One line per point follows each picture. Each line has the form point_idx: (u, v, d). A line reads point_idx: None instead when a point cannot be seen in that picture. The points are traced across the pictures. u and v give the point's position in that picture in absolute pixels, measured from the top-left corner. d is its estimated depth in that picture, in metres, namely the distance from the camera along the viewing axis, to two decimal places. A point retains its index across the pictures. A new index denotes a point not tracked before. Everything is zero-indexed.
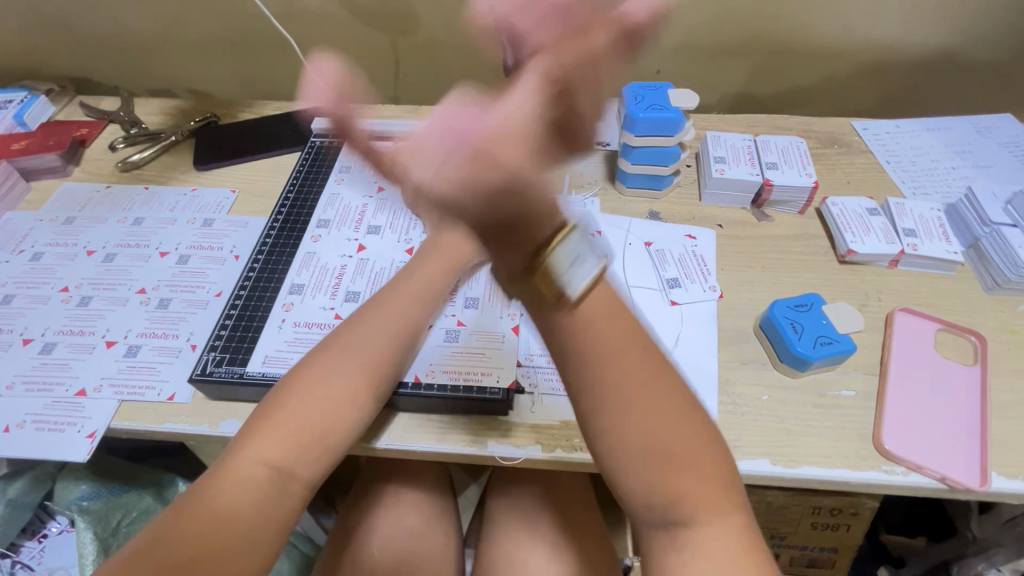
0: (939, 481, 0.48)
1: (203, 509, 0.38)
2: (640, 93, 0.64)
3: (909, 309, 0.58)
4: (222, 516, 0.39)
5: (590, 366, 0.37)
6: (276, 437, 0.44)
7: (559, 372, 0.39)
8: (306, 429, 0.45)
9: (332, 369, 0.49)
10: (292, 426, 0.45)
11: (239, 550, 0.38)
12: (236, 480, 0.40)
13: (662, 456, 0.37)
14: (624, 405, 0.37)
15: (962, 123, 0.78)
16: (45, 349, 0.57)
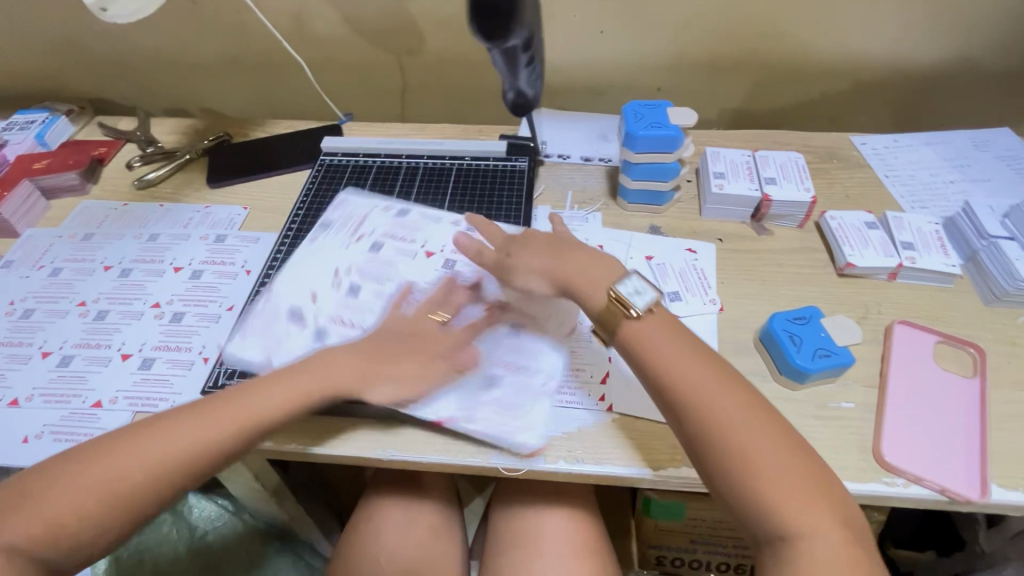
0: (939, 492, 0.48)
1: (66, 490, 0.42)
2: (640, 111, 0.66)
3: (906, 322, 0.59)
4: (82, 500, 0.42)
5: (712, 417, 0.44)
6: (185, 431, 0.46)
7: (681, 425, 0.46)
8: (195, 441, 0.45)
9: (256, 390, 0.48)
10: (190, 430, 0.46)
11: (78, 538, 0.42)
12: (101, 470, 0.43)
13: (769, 485, 0.42)
14: (742, 446, 0.43)
15: (960, 137, 0.79)
16: (62, 362, 0.59)
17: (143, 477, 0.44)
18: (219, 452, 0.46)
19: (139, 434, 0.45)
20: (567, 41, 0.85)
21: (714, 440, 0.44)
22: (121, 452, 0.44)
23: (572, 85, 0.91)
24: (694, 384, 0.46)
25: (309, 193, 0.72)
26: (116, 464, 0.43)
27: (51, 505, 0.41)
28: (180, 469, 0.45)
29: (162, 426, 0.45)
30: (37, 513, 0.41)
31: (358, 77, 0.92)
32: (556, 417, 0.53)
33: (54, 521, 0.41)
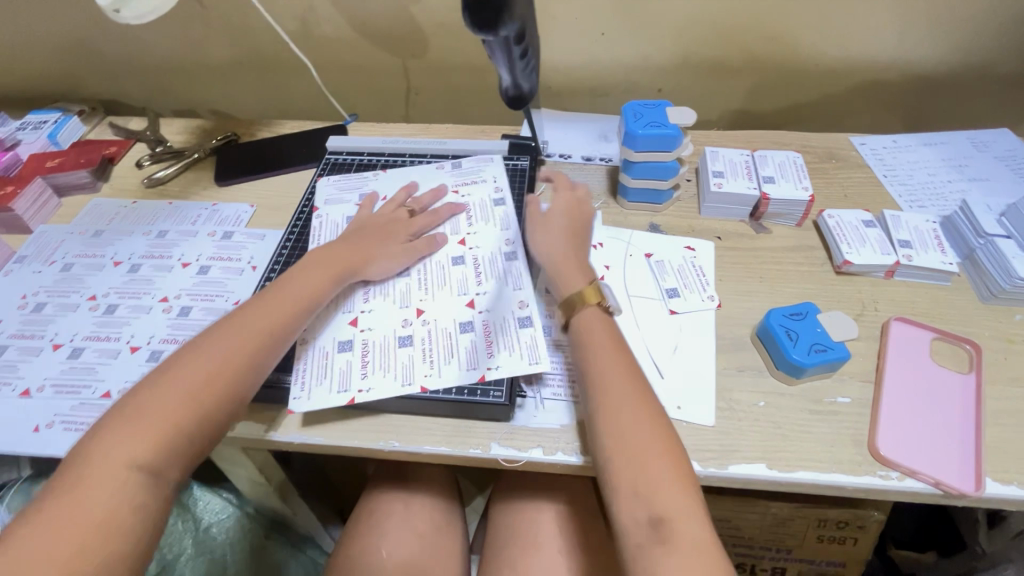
0: (934, 486, 0.48)
1: (127, 441, 0.41)
2: (640, 111, 0.67)
3: (902, 318, 0.59)
4: (147, 447, 0.41)
5: (601, 412, 0.47)
6: (182, 374, 0.45)
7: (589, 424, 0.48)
8: (210, 371, 0.45)
9: (233, 320, 0.49)
10: (196, 364, 0.46)
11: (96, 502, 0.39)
12: (159, 416, 0.42)
13: (643, 474, 0.43)
14: (623, 437, 0.45)
15: (958, 138, 0.80)
16: (73, 354, 0.60)
17: (189, 413, 0.43)
18: (243, 376, 0.47)
19: (164, 377, 0.45)
20: (569, 43, 0.86)
21: (599, 418, 0.47)
22: (154, 397, 0.43)
23: (574, 86, 0.92)
24: (604, 370, 0.49)
25: (313, 191, 0.73)
26: (165, 408, 0.43)
27: (118, 456, 0.41)
28: (220, 397, 0.45)
29: (175, 368, 0.45)
30: (102, 468, 0.40)
31: (363, 78, 0.94)
32: (555, 411, 0.54)
33: (128, 469, 0.40)
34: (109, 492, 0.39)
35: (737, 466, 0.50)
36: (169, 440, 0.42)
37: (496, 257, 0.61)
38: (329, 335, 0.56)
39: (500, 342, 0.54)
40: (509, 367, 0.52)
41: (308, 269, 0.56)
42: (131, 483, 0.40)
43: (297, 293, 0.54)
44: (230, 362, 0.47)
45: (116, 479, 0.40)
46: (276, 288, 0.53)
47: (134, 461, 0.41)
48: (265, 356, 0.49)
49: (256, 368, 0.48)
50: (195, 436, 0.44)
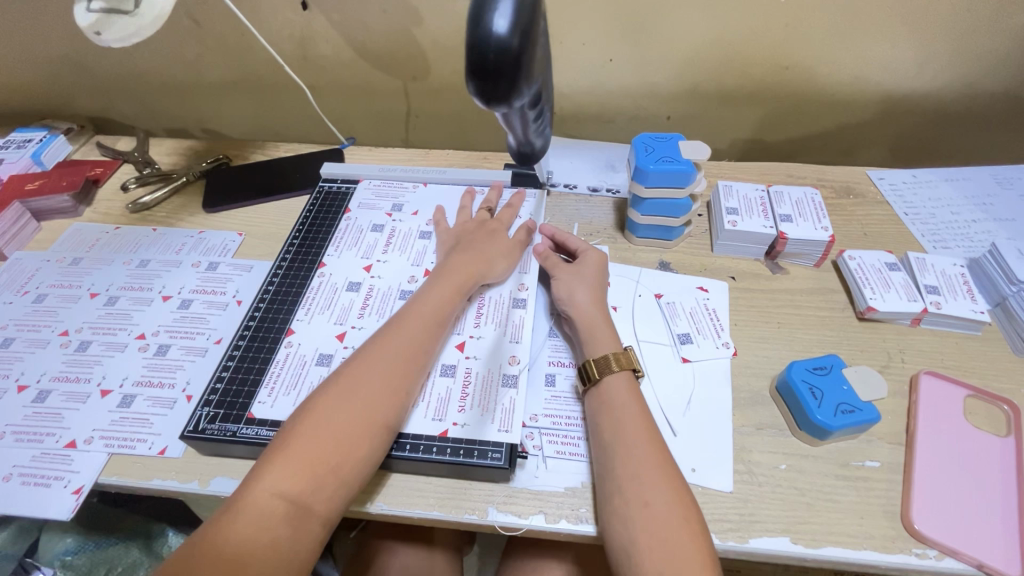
0: (976, 567, 0.44)
1: (281, 469, 0.40)
2: (651, 145, 0.63)
3: (933, 372, 0.55)
4: (299, 476, 0.40)
5: (618, 473, 0.45)
6: (368, 370, 0.46)
7: (599, 484, 0.46)
8: (379, 382, 0.46)
9: (391, 336, 0.49)
10: (346, 393, 0.44)
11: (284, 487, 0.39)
12: (309, 447, 0.41)
13: (665, 543, 0.41)
14: (644, 501, 0.43)
15: (982, 174, 0.76)
16: (39, 397, 0.56)
17: (340, 444, 0.42)
18: (390, 407, 0.45)
19: (315, 407, 0.43)
20: (575, 68, 0.83)
21: (620, 487, 0.44)
22: (307, 425, 0.42)
23: (579, 111, 0.89)
24: (630, 436, 0.47)
25: (306, 222, 0.69)
26: (318, 440, 0.41)
27: (272, 484, 0.39)
28: (394, 395, 0.46)
29: (327, 398, 0.44)
30: (253, 495, 0.39)
31: (360, 99, 0.90)
32: (559, 471, 0.49)
33: (279, 500, 0.39)
34: (259, 522, 0.38)
35: (759, 540, 0.45)
36: (319, 471, 0.41)
37: (504, 302, 0.59)
38: (314, 344, 0.56)
39: (476, 401, 0.51)
40: (481, 435, 0.49)
41: (441, 280, 0.56)
42: (281, 516, 0.38)
43: (433, 312, 0.52)
44: (377, 392, 0.45)
45: (266, 509, 0.38)
46: (412, 309, 0.52)
47: (282, 490, 0.39)
48: (408, 385, 0.47)
49: (401, 396, 0.46)
50: (344, 468, 0.42)
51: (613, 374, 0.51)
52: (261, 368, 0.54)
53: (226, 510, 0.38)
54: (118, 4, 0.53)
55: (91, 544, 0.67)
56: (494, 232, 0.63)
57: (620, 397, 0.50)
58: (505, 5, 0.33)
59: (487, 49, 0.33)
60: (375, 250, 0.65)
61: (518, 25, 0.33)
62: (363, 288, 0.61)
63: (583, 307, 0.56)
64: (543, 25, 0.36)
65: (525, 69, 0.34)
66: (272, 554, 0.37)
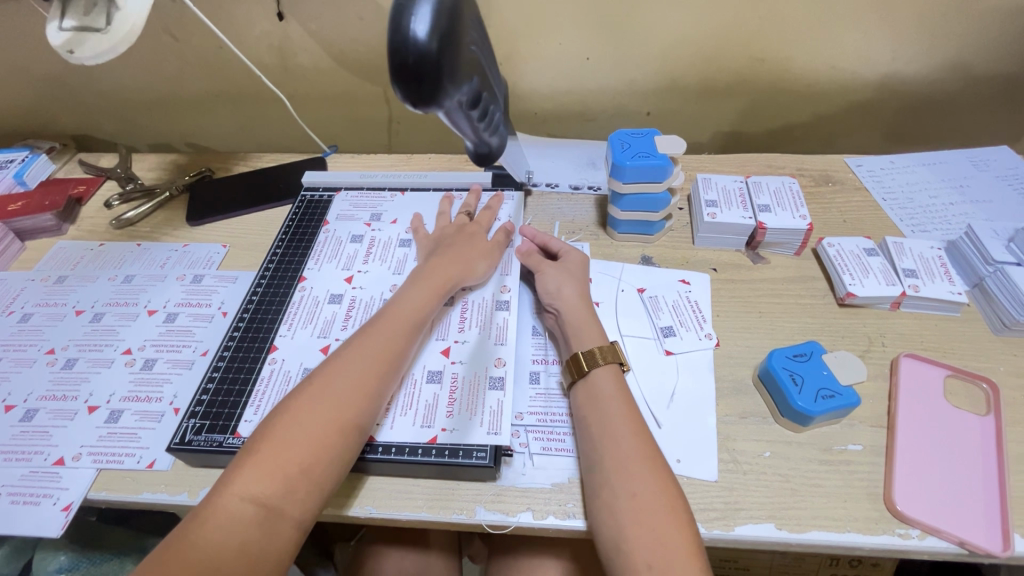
0: (958, 545, 0.45)
1: (251, 474, 0.40)
2: (627, 141, 0.64)
3: (913, 354, 0.56)
4: (270, 480, 0.40)
5: (606, 465, 0.45)
6: (343, 374, 0.46)
7: (587, 478, 0.47)
8: (354, 385, 0.46)
9: (366, 340, 0.50)
10: (319, 397, 0.45)
11: (254, 491, 0.40)
12: (280, 451, 0.41)
13: (652, 532, 0.41)
14: (631, 492, 0.43)
15: (958, 157, 0.77)
16: (26, 416, 0.56)
17: (313, 446, 0.42)
18: (361, 410, 0.45)
19: (287, 411, 0.44)
20: (554, 68, 0.83)
21: (607, 481, 0.45)
22: (280, 430, 0.43)
23: (560, 111, 0.90)
24: (615, 431, 0.47)
25: (288, 232, 0.69)
26: (290, 443, 0.42)
27: (242, 489, 0.40)
28: (367, 397, 0.46)
29: (300, 400, 0.44)
30: (223, 500, 0.39)
31: (342, 108, 0.91)
32: (545, 468, 0.50)
33: (250, 504, 0.39)
34: (230, 525, 0.38)
35: (744, 527, 0.46)
36: (291, 474, 0.41)
37: (487, 304, 0.59)
38: (299, 359, 0.55)
39: (464, 403, 0.52)
40: (466, 436, 0.49)
41: (418, 283, 0.56)
42: (251, 519, 0.39)
43: (408, 314, 0.53)
44: (351, 395, 0.45)
45: (236, 514, 0.39)
46: (388, 313, 0.53)
47: (252, 494, 0.40)
48: (383, 388, 0.47)
49: (375, 399, 0.46)
50: (317, 470, 0.42)
51: (599, 368, 0.51)
52: (246, 379, 0.54)
53: (196, 515, 0.39)
54: (90, 22, 0.53)
55: (85, 560, 0.66)
56: (471, 235, 0.63)
57: (608, 388, 0.50)
58: (423, 14, 0.38)
59: (405, 51, 0.38)
60: (356, 261, 0.65)
61: (434, 32, 0.38)
62: (346, 297, 0.61)
63: (568, 302, 0.57)
64: (464, 28, 0.41)
65: (446, 68, 0.39)
66: (243, 555, 0.38)
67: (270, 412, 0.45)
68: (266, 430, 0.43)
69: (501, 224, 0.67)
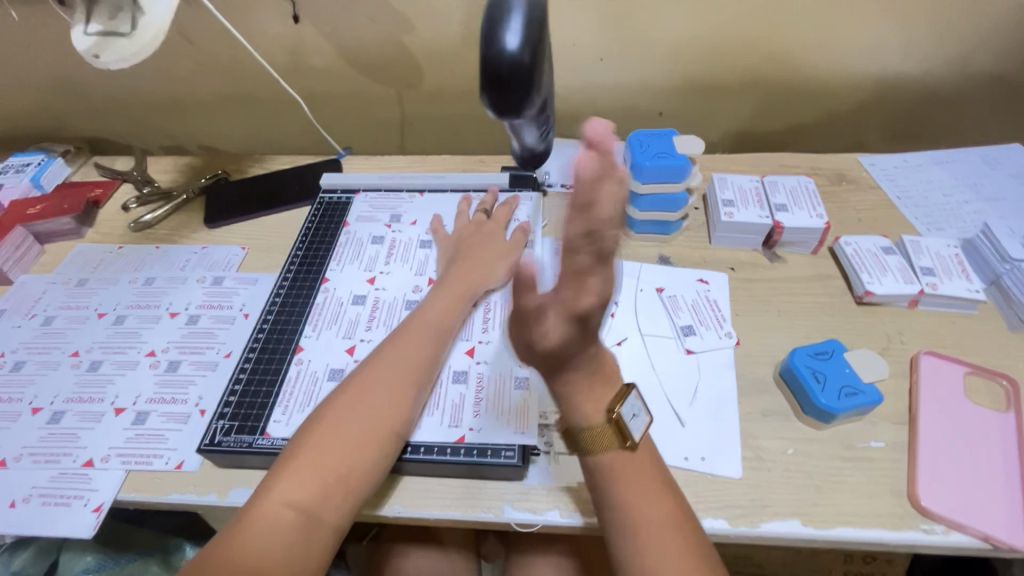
0: (983, 540, 0.45)
1: (290, 480, 0.41)
2: (645, 141, 0.64)
3: (932, 352, 0.56)
4: (309, 486, 0.41)
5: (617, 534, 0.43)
6: (379, 383, 0.47)
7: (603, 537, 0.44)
8: (389, 394, 0.46)
9: (398, 347, 0.50)
10: (355, 405, 0.45)
11: (294, 498, 0.40)
12: (319, 458, 0.42)
13: None
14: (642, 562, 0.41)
15: (970, 155, 0.77)
16: (53, 418, 0.56)
17: (350, 454, 0.43)
18: (397, 417, 0.46)
19: (323, 418, 0.44)
20: (567, 68, 0.84)
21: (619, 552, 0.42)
22: (318, 437, 0.43)
23: (573, 111, 0.90)
24: (628, 481, 0.44)
25: (308, 235, 0.69)
26: (329, 451, 0.42)
27: (283, 495, 0.40)
28: (402, 406, 0.47)
29: (335, 407, 0.45)
30: (263, 507, 0.39)
31: (355, 109, 0.91)
32: (571, 466, 0.50)
33: (291, 510, 0.40)
34: (272, 531, 0.39)
35: (770, 524, 0.46)
36: (330, 481, 0.42)
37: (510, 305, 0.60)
38: (324, 359, 0.56)
39: (490, 403, 0.52)
40: (494, 435, 0.50)
41: (443, 289, 0.57)
42: (292, 525, 0.39)
43: (435, 321, 0.53)
44: (387, 403, 0.46)
45: (276, 520, 0.39)
46: (416, 320, 0.53)
47: (292, 501, 0.40)
48: (417, 394, 0.48)
49: (409, 405, 0.47)
50: (354, 476, 0.42)
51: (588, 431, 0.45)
52: (272, 380, 0.55)
53: (237, 521, 0.39)
54: (116, 27, 0.54)
55: (111, 561, 0.67)
56: (492, 240, 0.63)
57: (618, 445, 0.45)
58: (516, 27, 0.37)
59: (499, 61, 0.37)
60: (377, 262, 0.65)
61: (526, 43, 0.37)
62: (369, 298, 0.61)
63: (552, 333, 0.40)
64: (546, 45, 0.41)
65: (535, 80, 0.38)
66: (283, 562, 0.38)
67: (306, 419, 0.45)
68: (302, 440, 0.43)
69: (520, 224, 0.68)
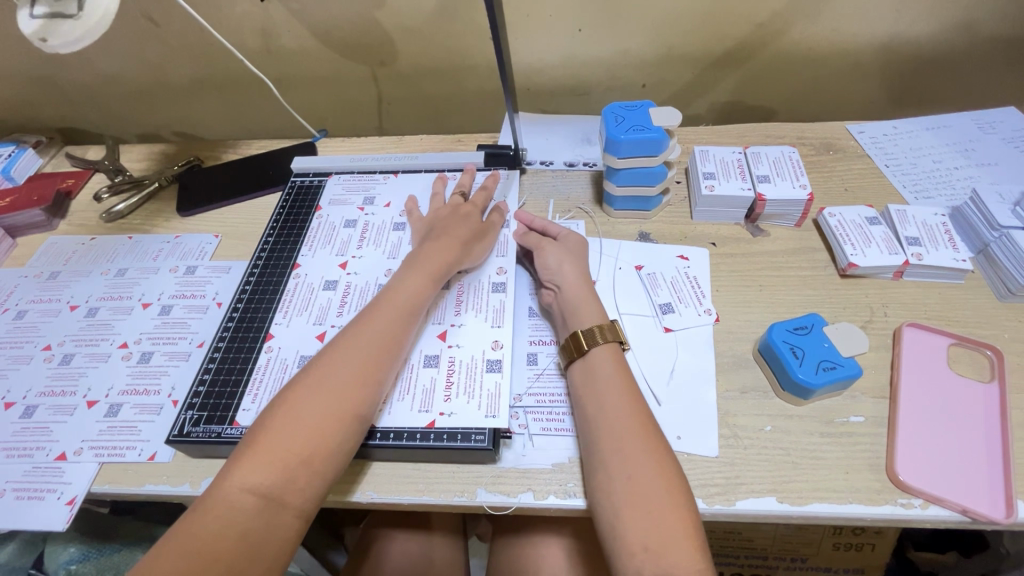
0: (961, 513, 0.45)
1: (251, 464, 0.40)
2: (620, 114, 0.62)
3: (915, 324, 0.55)
4: (269, 470, 0.40)
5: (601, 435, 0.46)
6: (341, 365, 0.46)
7: (584, 440, 0.47)
8: (352, 376, 0.45)
9: (363, 328, 0.49)
10: (317, 389, 0.44)
11: (255, 482, 0.40)
12: (279, 441, 0.41)
13: (641, 504, 0.41)
14: (623, 467, 0.43)
15: (962, 119, 0.75)
16: (26, 412, 0.56)
17: (310, 437, 0.42)
18: (361, 399, 0.45)
19: (284, 401, 0.44)
20: (545, 41, 0.81)
21: (603, 461, 0.44)
22: (278, 419, 0.43)
23: (554, 87, 0.87)
24: (614, 407, 0.47)
25: (279, 219, 0.68)
26: (289, 433, 0.42)
27: (242, 478, 0.40)
28: (365, 387, 0.45)
29: (297, 391, 0.44)
30: (223, 491, 0.39)
31: (331, 90, 0.89)
32: (545, 448, 0.50)
33: (250, 494, 0.39)
34: (232, 514, 0.38)
35: (745, 501, 0.46)
36: (290, 464, 0.41)
37: (484, 286, 0.59)
38: (295, 347, 0.55)
39: (462, 386, 0.51)
40: (465, 418, 0.49)
41: (413, 269, 0.55)
42: (252, 509, 0.39)
43: (402, 301, 0.52)
44: (349, 383, 0.45)
45: (236, 504, 0.39)
46: (381, 301, 0.52)
47: (252, 484, 0.40)
48: (381, 375, 0.47)
49: (373, 387, 0.46)
50: (316, 459, 0.42)
51: (598, 347, 0.50)
52: (242, 369, 0.54)
53: (196, 506, 0.39)
54: (62, 8, 0.52)
55: (95, 551, 0.67)
56: (462, 214, 0.61)
57: (605, 369, 0.49)
58: None
59: None
60: (350, 246, 0.64)
61: None
62: (341, 283, 0.60)
63: (567, 281, 0.56)
64: None
65: None
66: (241, 545, 0.38)
67: (270, 402, 0.45)
68: (267, 423, 0.43)
69: (496, 203, 0.66)
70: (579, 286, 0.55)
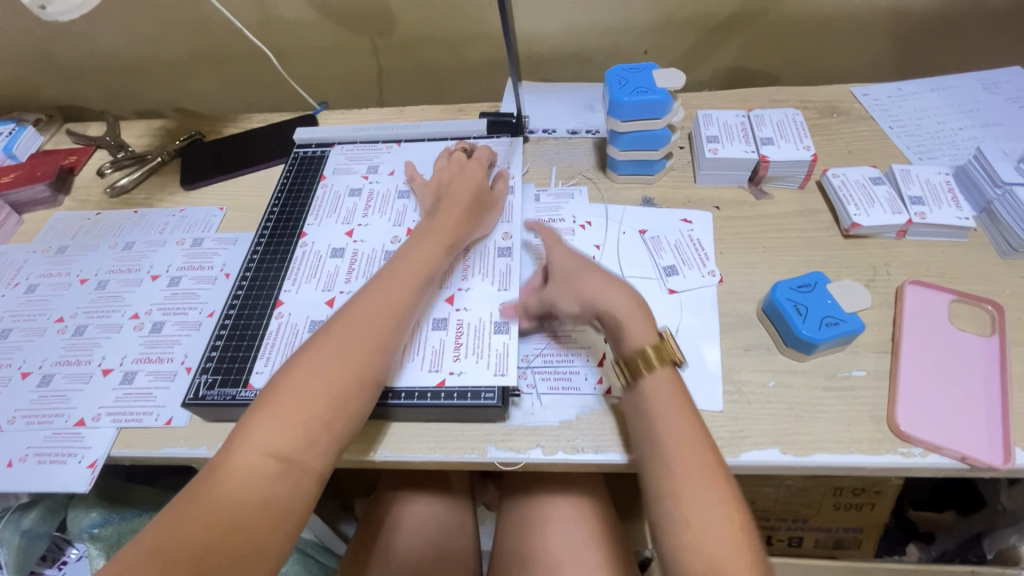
0: (960, 461, 0.46)
1: (270, 426, 0.41)
2: (624, 77, 0.61)
3: (918, 282, 0.55)
4: (289, 434, 0.41)
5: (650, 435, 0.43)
6: (354, 332, 0.46)
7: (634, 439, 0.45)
8: (366, 342, 0.46)
9: (375, 295, 0.49)
10: (332, 355, 0.45)
11: (275, 447, 0.41)
12: (298, 405, 0.42)
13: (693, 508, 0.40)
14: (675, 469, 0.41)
15: (967, 80, 0.74)
16: (43, 381, 0.57)
17: (327, 403, 0.43)
18: (375, 365, 0.46)
19: (300, 366, 0.44)
20: (545, 7, 0.80)
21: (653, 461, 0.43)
22: (295, 382, 0.43)
23: (555, 55, 0.86)
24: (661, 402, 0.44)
25: (284, 190, 0.68)
26: (307, 398, 0.43)
27: (262, 441, 0.41)
28: (378, 353, 0.46)
29: (313, 356, 0.44)
30: (242, 453, 0.40)
31: (330, 62, 0.88)
32: (553, 407, 0.51)
33: (271, 458, 0.40)
34: (254, 479, 0.39)
35: (749, 453, 0.47)
36: (310, 429, 0.42)
37: (489, 251, 0.59)
38: (305, 312, 0.56)
39: (471, 347, 0.52)
40: (474, 377, 0.50)
41: (423, 236, 0.55)
42: (273, 473, 0.40)
43: (414, 268, 0.52)
44: (363, 350, 0.46)
45: (257, 467, 0.40)
46: (391, 269, 0.52)
47: (272, 447, 0.40)
48: (394, 341, 0.48)
49: (387, 353, 0.47)
50: (334, 423, 0.43)
51: (652, 377, 0.45)
52: (254, 335, 0.55)
53: (213, 471, 0.40)
54: None
55: (115, 515, 0.69)
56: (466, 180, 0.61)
57: (661, 398, 0.45)
58: None
59: None
60: (355, 215, 0.64)
61: None
62: (348, 250, 0.61)
63: (607, 300, 0.49)
64: None
65: None
66: (263, 506, 0.39)
67: (284, 364, 0.45)
68: (283, 388, 0.43)
69: (499, 171, 0.66)
70: (622, 303, 0.49)
